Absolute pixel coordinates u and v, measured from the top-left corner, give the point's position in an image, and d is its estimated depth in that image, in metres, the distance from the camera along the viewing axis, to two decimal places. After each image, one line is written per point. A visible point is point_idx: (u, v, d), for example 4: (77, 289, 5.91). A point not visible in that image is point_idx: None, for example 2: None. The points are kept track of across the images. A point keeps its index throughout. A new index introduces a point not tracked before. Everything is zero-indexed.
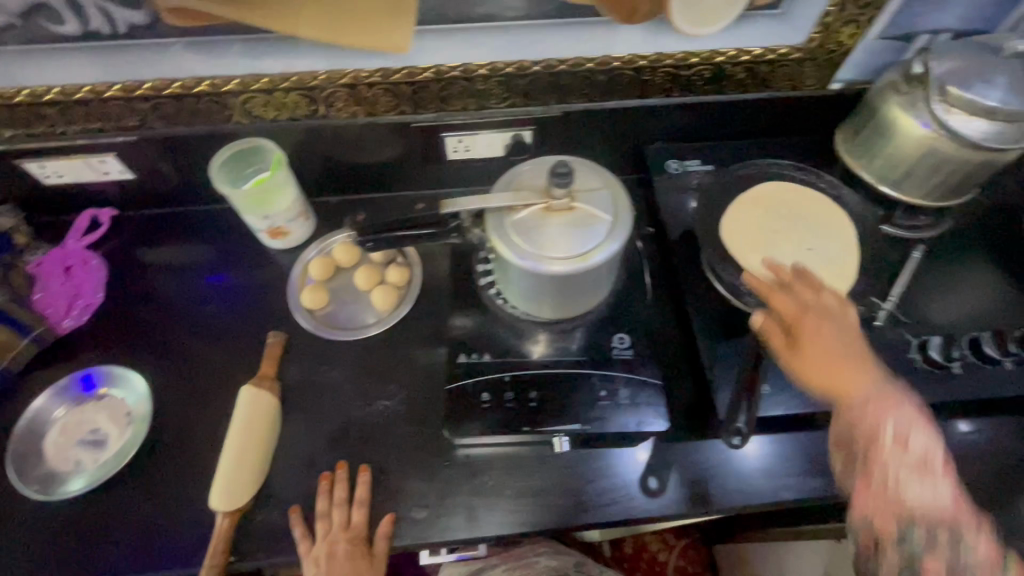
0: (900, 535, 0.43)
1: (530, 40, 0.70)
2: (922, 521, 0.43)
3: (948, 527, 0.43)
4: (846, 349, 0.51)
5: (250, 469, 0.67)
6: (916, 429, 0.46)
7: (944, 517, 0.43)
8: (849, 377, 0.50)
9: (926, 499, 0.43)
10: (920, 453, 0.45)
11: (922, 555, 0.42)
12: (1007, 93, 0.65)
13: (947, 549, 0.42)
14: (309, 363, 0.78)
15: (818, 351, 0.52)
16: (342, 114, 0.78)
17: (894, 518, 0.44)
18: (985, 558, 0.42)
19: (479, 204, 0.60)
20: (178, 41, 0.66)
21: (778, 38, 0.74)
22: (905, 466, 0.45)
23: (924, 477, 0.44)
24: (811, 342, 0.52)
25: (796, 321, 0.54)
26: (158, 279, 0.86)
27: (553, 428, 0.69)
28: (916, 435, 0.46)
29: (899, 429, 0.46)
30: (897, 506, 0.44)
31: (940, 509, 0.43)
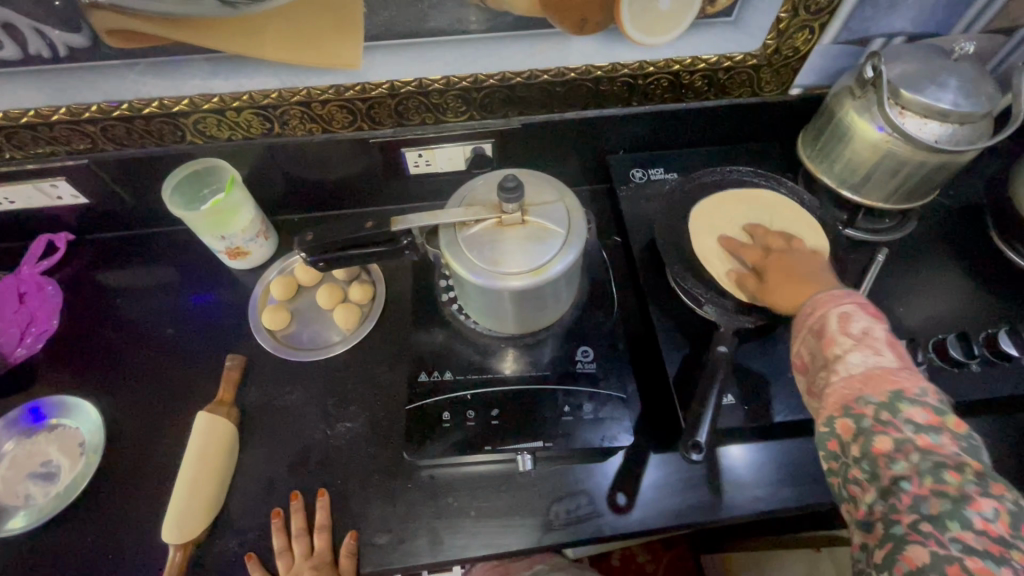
0: (854, 410, 0.47)
1: (484, 54, 0.70)
2: (871, 384, 0.48)
3: (894, 385, 0.47)
4: (802, 270, 0.63)
5: (205, 497, 0.65)
6: (857, 313, 0.52)
7: (889, 376, 0.48)
8: (799, 285, 0.61)
9: (871, 365, 0.49)
10: (859, 332, 0.51)
11: (873, 424, 0.46)
12: (958, 95, 0.65)
13: (894, 411, 0.46)
14: (269, 385, 0.76)
15: (776, 270, 0.64)
16: (299, 132, 0.77)
17: (848, 393, 0.48)
18: (923, 418, 0.45)
19: (429, 221, 0.59)
20: (121, 63, 0.64)
21: (733, 45, 0.74)
22: (850, 341, 0.50)
23: (867, 349, 0.50)
24: (771, 267, 0.65)
25: (765, 259, 0.68)
26: (116, 304, 0.84)
27: (515, 446, 0.67)
28: (857, 316, 0.52)
29: (842, 314, 0.52)
30: (848, 380, 0.49)
31: (885, 372, 0.48)
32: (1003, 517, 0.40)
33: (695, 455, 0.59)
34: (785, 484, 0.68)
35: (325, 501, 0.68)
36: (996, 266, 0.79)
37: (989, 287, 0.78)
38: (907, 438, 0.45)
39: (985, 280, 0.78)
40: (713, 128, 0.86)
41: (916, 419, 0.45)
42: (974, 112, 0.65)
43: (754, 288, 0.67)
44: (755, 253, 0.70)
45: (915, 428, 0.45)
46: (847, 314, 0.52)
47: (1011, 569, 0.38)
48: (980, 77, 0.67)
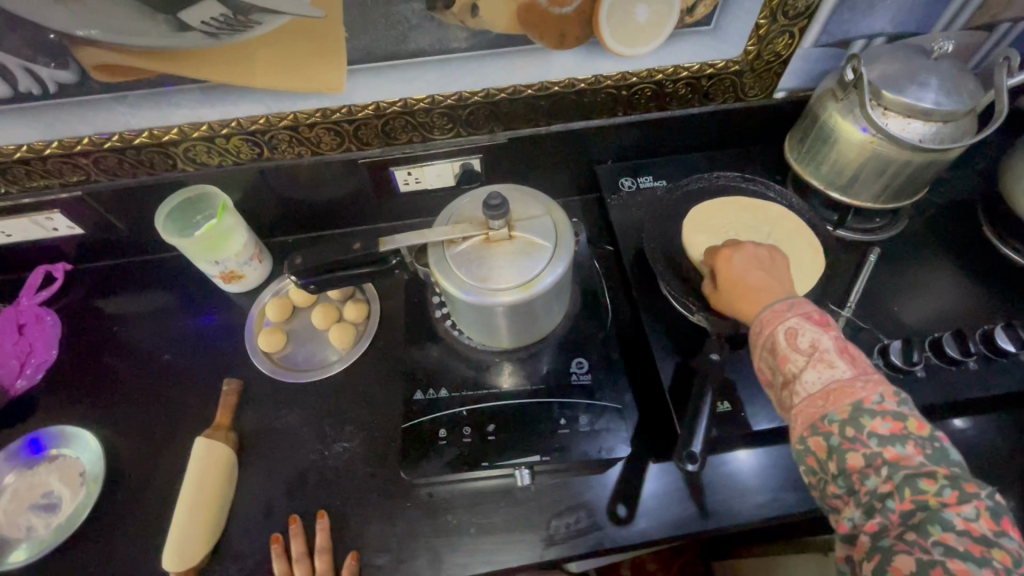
0: (821, 428, 0.48)
1: (467, 72, 0.71)
2: (831, 400, 0.48)
3: (852, 397, 0.48)
4: (755, 276, 0.60)
5: (204, 523, 0.65)
6: (804, 326, 0.52)
7: (848, 390, 0.48)
8: (757, 300, 0.58)
9: (827, 380, 0.49)
10: (808, 346, 0.51)
11: (841, 441, 0.47)
12: (940, 94, 0.65)
13: (858, 426, 0.47)
14: (266, 408, 0.77)
15: (731, 284, 0.61)
16: (288, 156, 0.78)
17: (813, 413, 0.49)
18: (886, 428, 0.46)
19: (417, 240, 0.60)
20: (109, 97, 0.65)
21: (714, 53, 0.74)
22: (801, 359, 0.51)
23: (820, 364, 0.50)
24: (728, 281, 0.61)
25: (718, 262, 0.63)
26: (114, 333, 0.85)
27: (512, 461, 0.67)
28: (803, 330, 0.52)
29: (788, 329, 0.52)
30: (810, 399, 0.49)
31: (841, 386, 0.49)
32: (983, 516, 0.41)
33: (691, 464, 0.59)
34: (785, 489, 0.68)
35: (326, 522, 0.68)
36: (990, 261, 0.79)
37: (982, 282, 0.77)
38: (875, 452, 0.45)
39: (979, 276, 0.78)
40: (700, 133, 0.86)
41: (880, 431, 0.46)
42: (957, 110, 0.65)
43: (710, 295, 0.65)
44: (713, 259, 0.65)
45: (881, 440, 0.46)
46: (794, 329, 0.52)
47: (992, 570, 0.39)
48: (961, 75, 0.67)
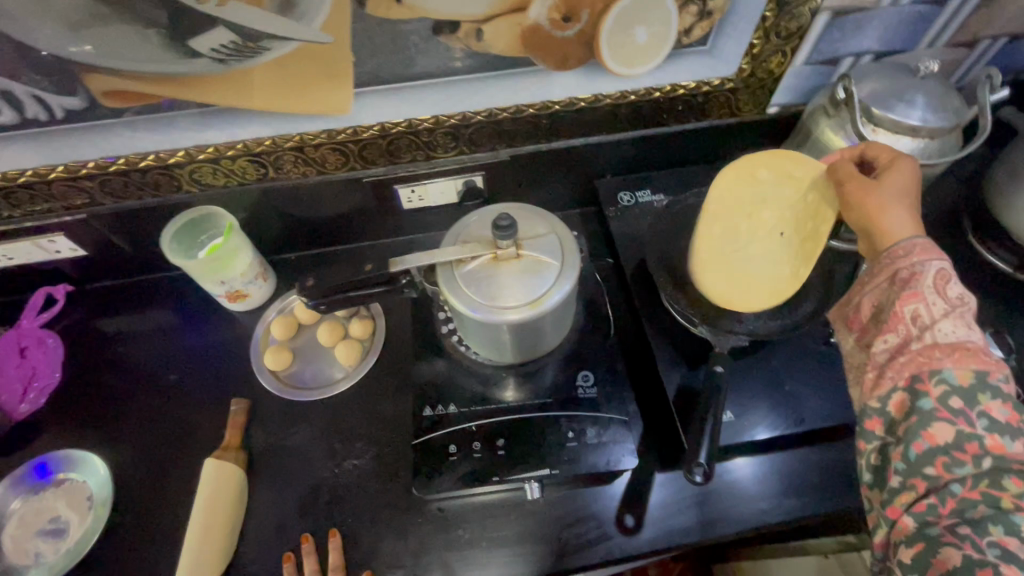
0: (923, 386, 0.46)
1: (470, 93, 0.72)
2: (955, 357, 0.46)
3: (980, 366, 0.46)
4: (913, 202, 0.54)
5: (217, 543, 0.65)
6: (954, 275, 0.50)
7: (978, 357, 0.46)
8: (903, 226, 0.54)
9: (960, 337, 0.47)
10: (954, 297, 0.49)
11: (938, 408, 0.45)
12: (926, 111, 0.68)
13: (967, 398, 0.45)
14: (274, 427, 0.77)
15: (895, 190, 0.54)
16: (293, 176, 0.79)
17: (927, 365, 0.47)
18: (1001, 414, 0.44)
19: (427, 260, 0.61)
20: (117, 121, 0.66)
21: (710, 72, 0.76)
22: (940, 302, 0.49)
23: (957, 319, 0.48)
24: (895, 182, 0.55)
25: (890, 164, 0.57)
26: (118, 353, 0.84)
27: (521, 475, 0.68)
28: (954, 278, 0.49)
29: (940, 271, 0.49)
30: (932, 347, 0.47)
31: (975, 349, 0.47)
32: None
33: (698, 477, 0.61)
34: (789, 495, 0.70)
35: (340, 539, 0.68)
36: (977, 269, 0.82)
37: (971, 289, 0.80)
38: (976, 435, 0.44)
39: (967, 283, 0.81)
40: (696, 147, 0.88)
41: (993, 415, 0.44)
42: (943, 126, 0.68)
43: (848, 176, 0.57)
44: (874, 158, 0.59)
45: (990, 425, 0.44)
46: (945, 274, 0.49)
47: None
48: (946, 92, 0.70)
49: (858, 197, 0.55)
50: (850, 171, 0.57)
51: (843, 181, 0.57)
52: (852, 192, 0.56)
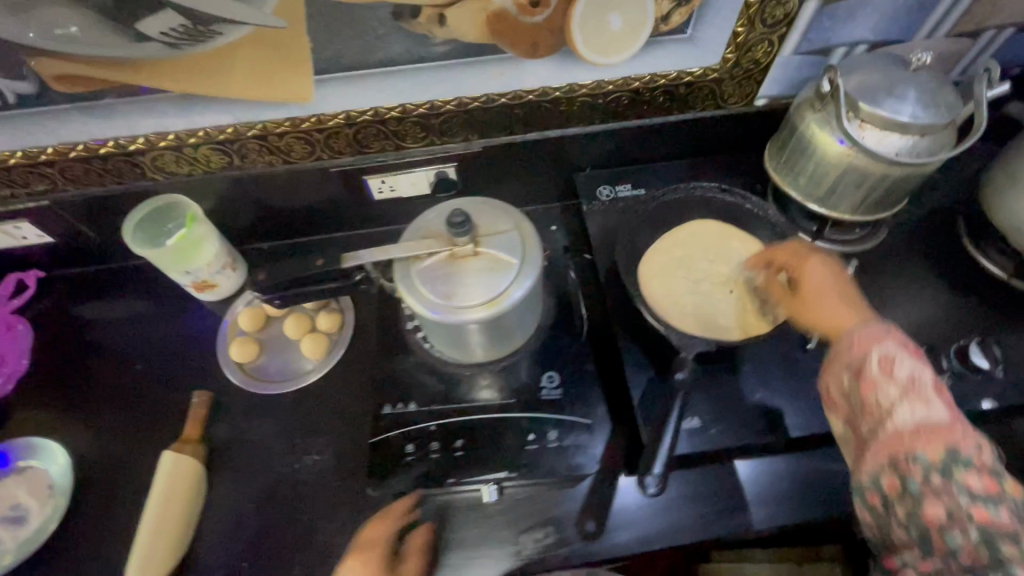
0: (902, 468, 0.45)
1: (437, 81, 0.69)
2: (924, 438, 0.45)
3: (948, 442, 0.44)
4: (843, 292, 0.59)
5: (171, 538, 0.65)
6: (901, 354, 0.50)
7: (946, 434, 0.45)
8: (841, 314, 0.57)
9: (921, 418, 0.46)
10: (904, 378, 0.48)
11: (922, 487, 0.44)
12: (917, 107, 0.64)
13: (947, 474, 0.43)
14: (237, 420, 0.76)
15: (819, 286, 0.60)
16: (259, 164, 0.77)
17: (899, 449, 0.46)
18: (980, 484, 0.43)
19: (381, 256, 0.59)
20: (71, 107, 0.64)
21: (691, 62, 0.73)
22: (894, 388, 0.48)
23: (915, 400, 0.47)
24: (809, 284, 0.61)
25: (797, 266, 0.64)
26: (87, 341, 0.84)
27: (476, 478, 0.67)
28: (900, 359, 0.50)
29: (883, 355, 0.50)
30: (898, 433, 0.46)
31: (939, 428, 0.45)
32: None
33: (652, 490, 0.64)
34: (757, 505, 0.68)
35: (371, 525, 0.63)
36: (970, 274, 0.78)
37: (962, 295, 0.77)
38: (960, 507, 0.42)
39: (959, 289, 0.77)
40: (680, 141, 0.85)
41: (974, 487, 0.42)
42: (934, 123, 0.64)
43: (783, 300, 0.65)
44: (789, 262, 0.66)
45: (972, 497, 0.42)
46: (889, 357, 0.50)
47: None
48: (941, 86, 0.66)
49: (797, 308, 0.62)
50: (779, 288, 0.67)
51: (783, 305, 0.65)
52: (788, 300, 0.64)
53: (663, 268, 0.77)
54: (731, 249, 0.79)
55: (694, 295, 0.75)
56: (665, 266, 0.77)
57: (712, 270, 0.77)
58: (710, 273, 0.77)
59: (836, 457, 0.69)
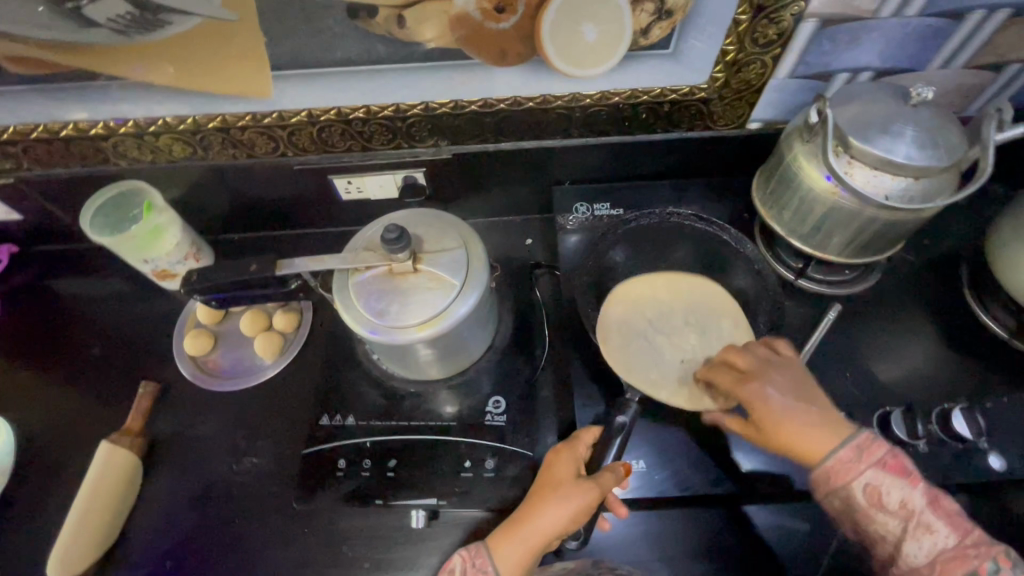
0: None
1: (400, 84, 0.66)
2: (940, 571, 0.48)
3: (963, 569, 0.47)
4: (791, 408, 0.55)
5: (94, 531, 0.64)
6: (884, 482, 0.50)
7: (957, 562, 0.47)
8: (803, 441, 0.53)
9: (930, 548, 0.48)
10: (897, 507, 0.50)
11: None
12: (914, 147, 0.58)
13: None
14: (181, 415, 0.75)
15: (764, 416, 0.55)
16: (222, 157, 0.75)
17: None
18: None
19: (316, 266, 0.57)
20: (27, 88, 0.63)
21: (675, 79, 0.68)
22: (893, 520, 0.50)
23: (917, 530, 0.49)
24: (755, 414, 0.56)
25: (739, 395, 0.58)
26: (50, 318, 0.84)
27: (404, 501, 0.65)
28: (887, 486, 0.50)
29: (868, 486, 0.51)
30: (913, 568, 0.49)
31: (948, 557, 0.48)
32: None
33: (572, 544, 0.61)
34: (701, 559, 0.64)
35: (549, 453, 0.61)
36: (966, 329, 0.72)
37: (955, 351, 0.71)
38: None
39: (951, 344, 0.71)
40: (665, 161, 0.80)
41: None
42: (931, 166, 0.58)
43: (747, 433, 0.58)
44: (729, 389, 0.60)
45: None
46: (874, 488, 0.51)
47: None
48: (944, 125, 0.59)
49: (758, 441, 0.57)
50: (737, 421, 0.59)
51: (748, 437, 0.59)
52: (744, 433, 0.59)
53: (629, 304, 0.78)
54: (703, 305, 0.78)
55: (650, 339, 0.74)
56: (634, 298, 0.78)
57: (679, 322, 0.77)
58: (674, 324, 0.76)
59: (793, 514, 0.64)
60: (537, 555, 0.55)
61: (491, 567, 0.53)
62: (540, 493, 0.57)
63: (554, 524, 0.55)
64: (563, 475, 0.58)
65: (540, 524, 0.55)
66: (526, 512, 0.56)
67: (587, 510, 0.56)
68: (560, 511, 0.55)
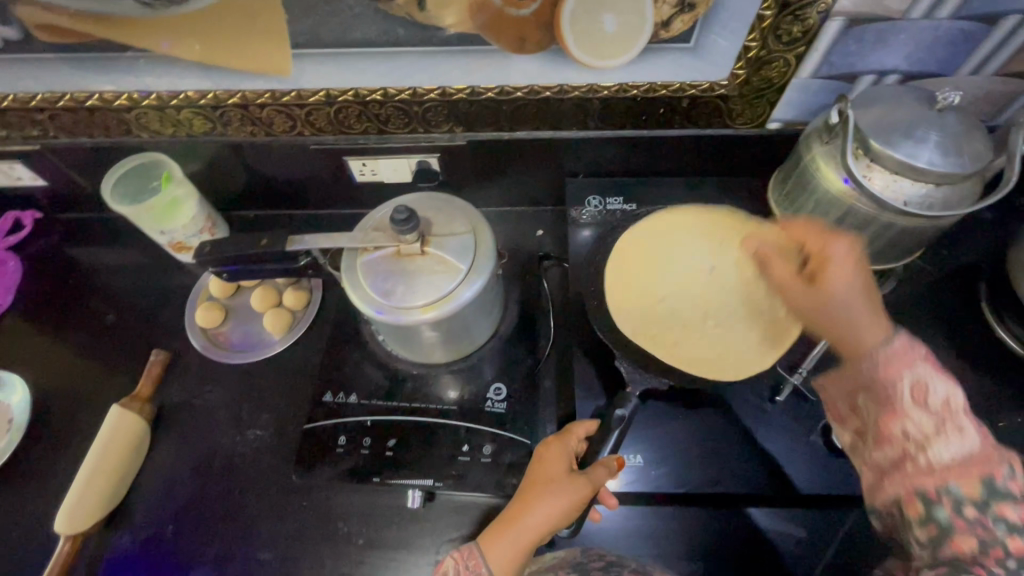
0: (930, 499, 0.40)
1: (418, 67, 0.66)
2: (959, 475, 0.39)
3: (987, 476, 0.39)
4: (863, 283, 0.47)
5: (101, 491, 0.66)
6: (933, 378, 0.42)
7: (981, 464, 0.39)
8: (869, 322, 0.46)
9: (957, 452, 0.40)
10: (938, 405, 0.41)
11: (954, 519, 0.39)
12: (937, 152, 0.56)
13: (984, 509, 0.38)
14: (189, 384, 0.77)
15: (836, 281, 0.47)
16: (240, 134, 0.76)
17: (926, 481, 0.40)
18: (1016, 514, 0.38)
19: (325, 244, 0.58)
20: (55, 57, 0.65)
21: (695, 74, 0.67)
22: (925, 418, 0.41)
23: (947, 429, 0.41)
24: (831, 275, 0.47)
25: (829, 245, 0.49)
26: (70, 284, 0.86)
27: (401, 481, 0.66)
28: (934, 383, 0.42)
29: (915, 380, 0.42)
30: (928, 468, 0.40)
31: (975, 459, 0.39)
32: None
33: (564, 532, 0.61)
34: (692, 558, 0.64)
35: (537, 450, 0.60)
36: (980, 343, 0.70)
37: (967, 365, 0.69)
38: (997, 540, 0.38)
39: (964, 358, 0.69)
40: (681, 158, 0.79)
41: (1010, 517, 0.38)
42: (954, 173, 0.56)
43: (793, 288, 0.50)
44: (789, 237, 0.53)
45: (1008, 528, 0.38)
46: (920, 382, 0.42)
47: None
48: (970, 131, 0.57)
49: (806, 305, 0.49)
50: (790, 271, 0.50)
51: (786, 292, 0.51)
52: (786, 291, 0.51)
53: (627, 277, 0.70)
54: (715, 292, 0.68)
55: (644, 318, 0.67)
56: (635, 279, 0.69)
57: (698, 301, 0.69)
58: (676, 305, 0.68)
59: (787, 519, 0.64)
60: (528, 554, 0.53)
61: (484, 567, 0.51)
62: (533, 490, 0.56)
63: (548, 518, 0.54)
64: (556, 472, 0.57)
65: (532, 519, 0.54)
66: (519, 508, 0.55)
67: (580, 503, 0.55)
68: (554, 509, 0.54)
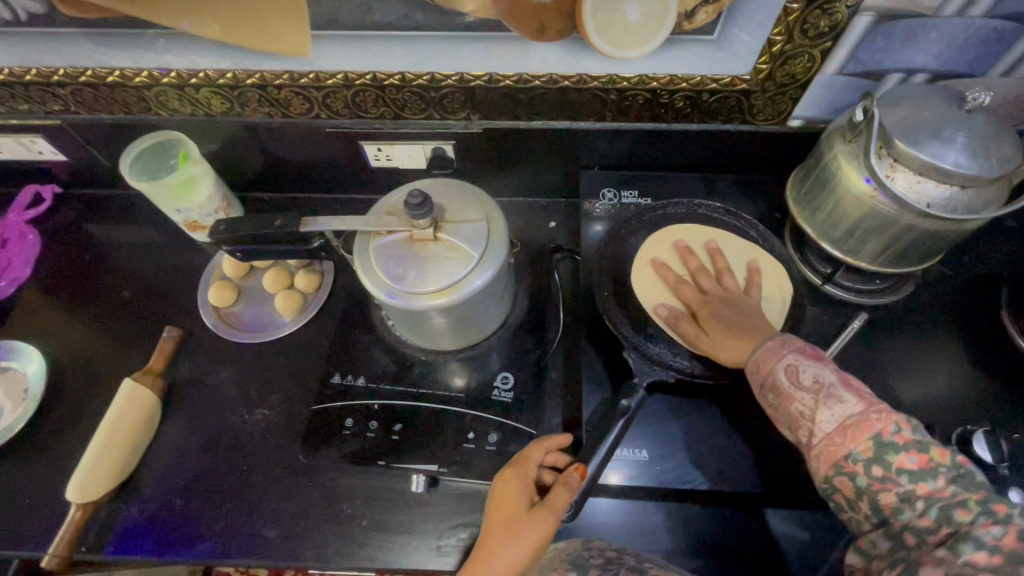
0: (846, 468, 0.47)
1: (436, 52, 0.65)
2: (850, 436, 0.47)
3: (871, 432, 0.47)
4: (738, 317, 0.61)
5: (113, 461, 0.67)
6: (802, 363, 0.52)
7: (864, 425, 0.47)
8: (740, 339, 0.59)
9: (842, 417, 0.48)
10: (812, 382, 0.51)
11: (870, 482, 0.46)
12: (963, 154, 0.55)
13: (884, 464, 0.46)
14: (201, 362, 0.78)
15: (716, 316, 0.62)
16: (258, 114, 0.76)
17: (836, 453, 0.48)
18: (912, 462, 0.45)
19: (337, 226, 0.58)
20: (78, 32, 0.65)
21: (717, 67, 0.65)
22: (807, 396, 0.50)
23: (828, 400, 0.49)
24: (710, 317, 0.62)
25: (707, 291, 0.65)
26: (87, 260, 0.87)
27: (406, 464, 0.66)
28: (805, 366, 0.52)
29: (788, 368, 0.53)
30: (829, 437, 0.48)
31: (857, 420, 0.48)
32: (1012, 533, 0.41)
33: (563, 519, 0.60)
34: (694, 554, 0.64)
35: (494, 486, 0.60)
36: (998, 351, 0.69)
37: (983, 373, 0.68)
38: (907, 489, 0.45)
39: (980, 367, 0.68)
40: (698, 152, 0.78)
41: (907, 466, 0.45)
42: (980, 175, 0.55)
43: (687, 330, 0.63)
44: (715, 265, 0.69)
45: (912, 477, 0.45)
46: (794, 367, 0.52)
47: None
48: (999, 133, 0.56)
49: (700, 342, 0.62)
50: (695, 296, 0.66)
51: (693, 341, 0.63)
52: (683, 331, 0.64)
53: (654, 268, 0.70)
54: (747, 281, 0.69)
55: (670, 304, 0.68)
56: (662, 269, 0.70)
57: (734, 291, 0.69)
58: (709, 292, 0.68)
59: (791, 521, 0.64)
60: None
61: None
62: (495, 532, 0.55)
63: (515, 562, 0.53)
64: (515, 509, 0.56)
65: (501, 566, 0.53)
66: (483, 554, 0.54)
67: (547, 540, 0.55)
68: (520, 550, 0.54)
